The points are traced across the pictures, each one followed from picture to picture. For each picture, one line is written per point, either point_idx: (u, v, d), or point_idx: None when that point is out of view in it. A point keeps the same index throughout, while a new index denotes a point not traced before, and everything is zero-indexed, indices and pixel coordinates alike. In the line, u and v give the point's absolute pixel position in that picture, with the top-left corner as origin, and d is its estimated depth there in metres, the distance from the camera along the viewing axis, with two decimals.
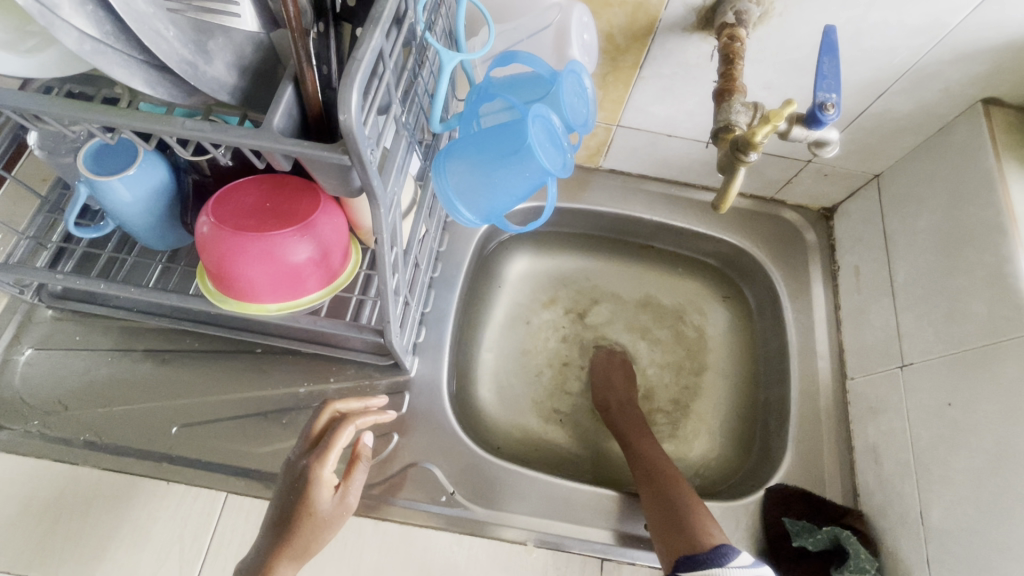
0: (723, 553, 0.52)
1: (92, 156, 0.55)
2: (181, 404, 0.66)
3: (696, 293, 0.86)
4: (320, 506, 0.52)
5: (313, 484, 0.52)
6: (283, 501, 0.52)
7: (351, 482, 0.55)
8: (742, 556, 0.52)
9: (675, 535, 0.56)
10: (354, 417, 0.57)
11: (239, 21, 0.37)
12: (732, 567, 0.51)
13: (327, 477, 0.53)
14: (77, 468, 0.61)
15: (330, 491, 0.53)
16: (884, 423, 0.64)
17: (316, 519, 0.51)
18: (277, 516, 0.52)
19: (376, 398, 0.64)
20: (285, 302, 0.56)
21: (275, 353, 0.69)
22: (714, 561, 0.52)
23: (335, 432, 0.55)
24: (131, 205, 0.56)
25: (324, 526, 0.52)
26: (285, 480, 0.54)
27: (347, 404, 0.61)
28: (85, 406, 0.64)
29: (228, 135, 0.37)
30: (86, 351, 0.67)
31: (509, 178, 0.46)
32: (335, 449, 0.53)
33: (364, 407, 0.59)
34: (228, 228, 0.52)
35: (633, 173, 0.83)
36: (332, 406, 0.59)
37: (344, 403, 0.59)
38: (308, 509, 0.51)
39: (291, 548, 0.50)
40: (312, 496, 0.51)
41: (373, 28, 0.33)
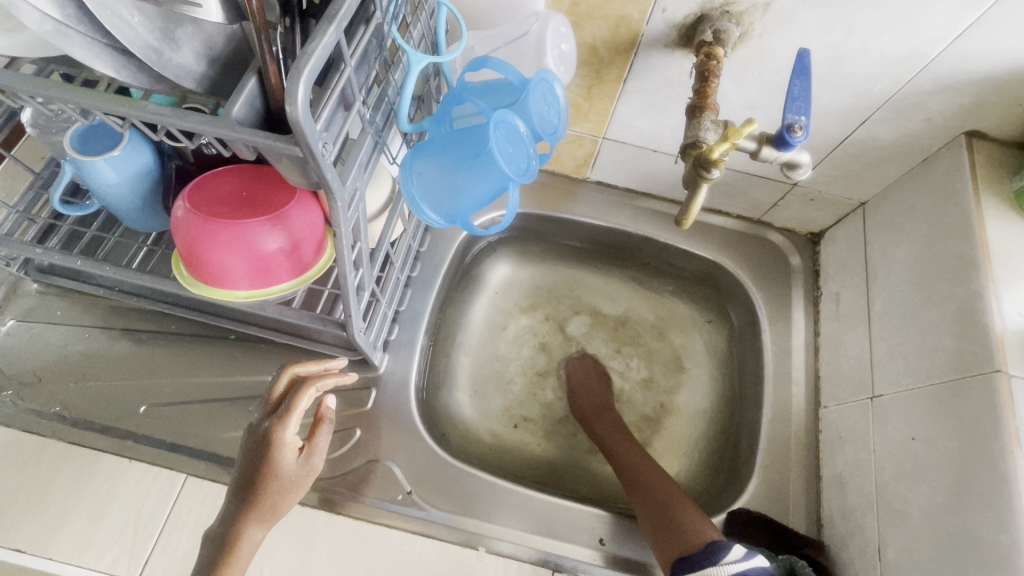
0: (716, 550, 0.54)
1: (80, 136, 0.56)
2: (153, 384, 0.67)
3: (677, 311, 0.86)
4: (285, 469, 0.52)
5: (276, 447, 0.52)
6: (246, 464, 0.52)
7: (316, 443, 0.56)
8: (735, 550, 0.53)
9: (665, 536, 0.58)
10: (315, 379, 0.57)
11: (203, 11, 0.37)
12: (728, 565, 0.52)
13: (289, 440, 0.53)
14: (44, 440, 0.62)
15: (294, 453, 0.53)
16: (851, 453, 0.63)
17: (282, 481, 0.52)
18: (242, 479, 0.52)
19: (338, 360, 0.63)
20: (254, 290, 0.57)
21: (249, 341, 0.70)
22: (707, 561, 0.53)
23: (296, 395, 0.54)
24: (116, 187, 0.58)
25: (291, 486, 0.53)
26: (247, 443, 0.53)
27: (306, 367, 0.60)
28: (59, 379, 0.66)
29: (187, 121, 0.37)
30: (66, 326, 0.69)
31: (472, 181, 0.47)
32: (296, 413, 0.53)
33: (326, 368, 0.58)
34: (201, 215, 0.53)
35: (620, 186, 0.83)
36: (292, 369, 0.58)
37: (306, 365, 0.58)
38: (272, 472, 0.52)
39: (258, 509, 0.52)
40: (275, 458, 0.52)
41: (328, 26, 0.35)
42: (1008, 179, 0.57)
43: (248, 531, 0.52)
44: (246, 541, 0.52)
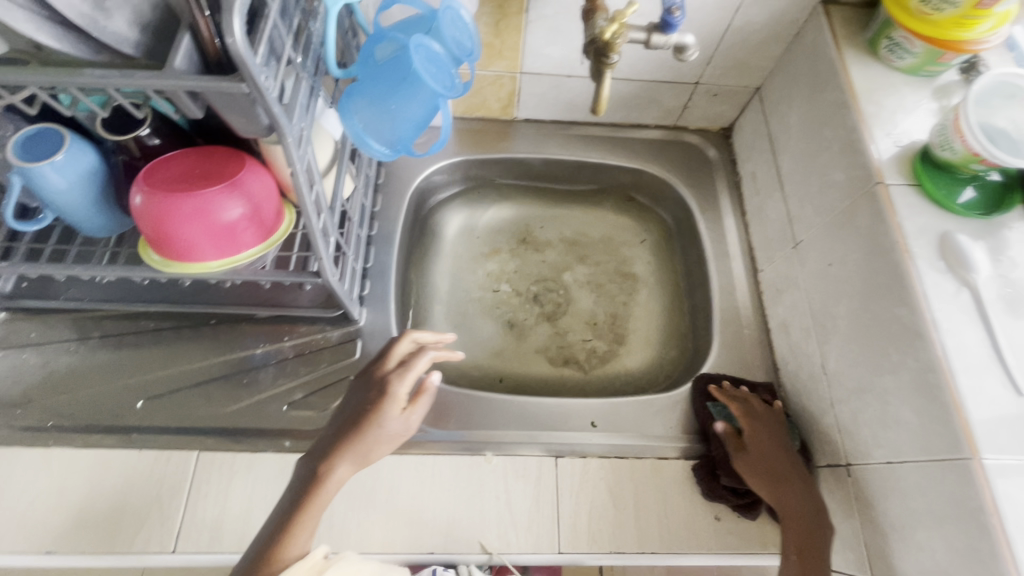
0: None
1: (21, 146, 0.58)
2: (143, 380, 0.69)
3: (618, 223, 0.94)
4: (388, 421, 0.57)
5: (387, 396, 0.58)
6: (356, 409, 0.58)
7: (416, 407, 0.60)
8: None
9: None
10: (432, 347, 0.63)
11: None
12: None
13: (399, 397, 0.58)
14: (49, 450, 0.64)
15: (399, 409, 0.58)
16: (789, 298, 0.72)
17: (382, 431, 0.57)
18: (349, 420, 0.58)
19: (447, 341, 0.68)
20: (224, 258, 0.61)
21: (229, 322, 0.73)
22: None
23: (414, 356, 0.60)
24: (67, 192, 0.60)
25: (382, 438, 0.57)
26: (363, 389, 0.60)
27: (422, 335, 0.66)
28: (49, 394, 0.67)
29: (133, 78, 0.41)
30: (43, 345, 0.70)
31: (407, 104, 0.52)
32: (412, 371, 0.59)
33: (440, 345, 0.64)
34: (160, 192, 0.56)
35: (546, 120, 0.90)
36: (410, 334, 0.64)
37: (423, 341, 0.65)
38: (378, 418, 0.57)
39: (352, 451, 0.56)
40: (387, 405, 0.57)
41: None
42: (861, 32, 0.66)
43: (337, 470, 0.55)
44: (334, 479, 0.55)
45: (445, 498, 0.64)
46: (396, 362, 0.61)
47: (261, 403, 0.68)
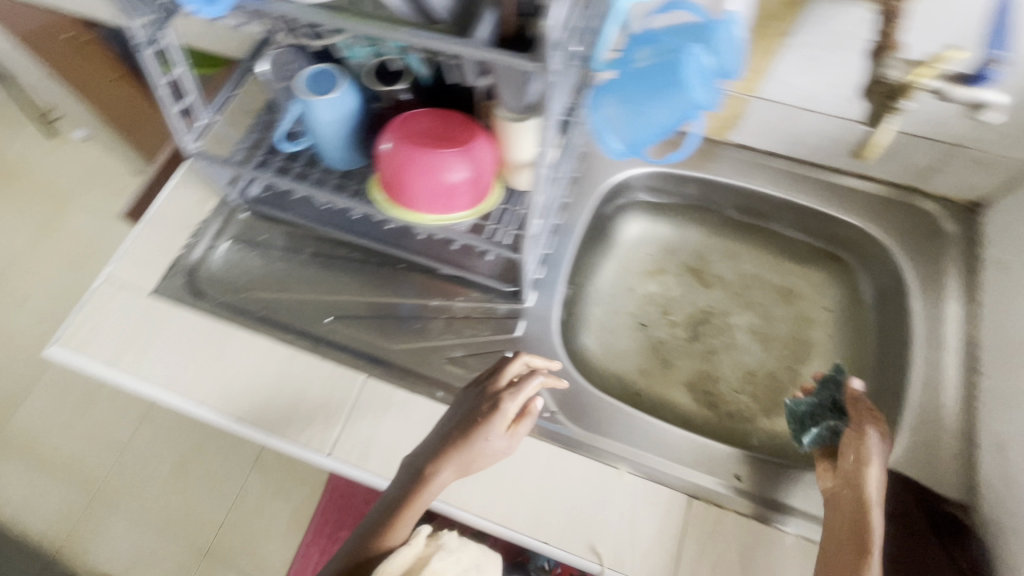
0: None
1: (309, 81, 0.68)
2: (335, 299, 0.78)
3: (807, 275, 0.86)
4: (492, 437, 0.60)
5: (496, 414, 0.60)
6: (465, 417, 0.62)
7: (520, 427, 0.61)
8: None
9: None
10: (542, 372, 0.63)
11: None
12: None
13: (506, 416, 0.60)
14: (257, 336, 0.75)
15: (504, 429, 0.60)
16: (1017, 416, 0.61)
17: (486, 446, 0.59)
18: (456, 426, 0.61)
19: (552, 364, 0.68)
20: (439, 214, 0.67)
21: (414, 270, 0.80)
22: None
23: (526, 380, 0.61)
24: (330, 127, 0.69)
25: (486, 453, 0.60)
26: (472, 401, 0.63)
27: (536, 360, 0.66)
28: (264, 289, 0.79)
29: (442, 42, 0.46)
30: (268, 247, 0.82)
31: (659, 111, 0.52)
32: (523, 393, 0.60)
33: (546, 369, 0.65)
34: (408, 143, 0.64)
35: (760, 149, 0.85)
36: (524, 357, 0.65)
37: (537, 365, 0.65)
38: (484, 432, 0.59)
39: (456, 458, 0.59)
40: (493, 423, 0.59)
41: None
42: None
43: (441, 473, 0.59)
44: (437, 480, 0.59)
45: (569, 496, 0.65)
46: (506, 383, 0.63)
47: (426, 350, 0.74)
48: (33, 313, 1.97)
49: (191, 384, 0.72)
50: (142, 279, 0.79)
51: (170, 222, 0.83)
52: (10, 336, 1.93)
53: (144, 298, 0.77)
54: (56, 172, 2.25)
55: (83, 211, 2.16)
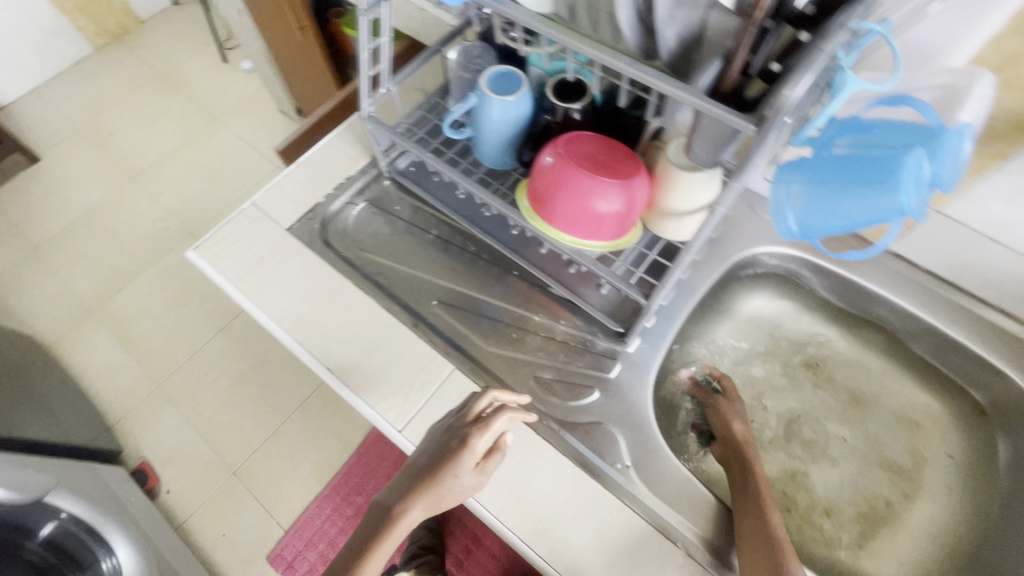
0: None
1: (492, 77, 0.70)
2: (445, 286, 0.80)
3: (927, 413, 0.80)
4: (462, 473, 0.59)
5: (465, 449, 0.59)
6: (434, 453, 0.60)
7: (489, 463, 0.61)
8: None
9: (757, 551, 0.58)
10: (510, 408, 0.63)
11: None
12: None
13: (475, 452, 0.59)
14: (366, 297, 0.78)
15: (472, 466, 0.59)
16: None
17: (455, 482, 0.59)
18: (425, 463, 0.60)
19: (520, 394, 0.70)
20: (578, 238, 0.68)
21: (527, 280, 0.80)
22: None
23: (495, 415, 0.61)
24: (497, 123, 0.72)
25: (453, 492, 0.59)
26: (442, 436, 0.62)
27: (504, 395, 0.65)
28: (384, 256, 0.82)
29: (660, 80, 0.46)
30: (398, 218, 0.85)
31: (858, 205, 0.49)
32: (491, 429, 0.60)
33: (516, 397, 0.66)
34: (570, 164, 0.64)
35: (919, 265, 0.78)
36: (492, 393, 0.64)
37: (512, 397, 0.66)
38: (453, 469, 0.59)
39: (424, 496, 0.58)
40: (460, 462, 0.59)
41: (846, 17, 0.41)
42: None
43: (410, 511, 0.58)
44: (406, 518, 0.58)
45: (621, 559, 0.62)
46: (475, 418, 0.62)
47: (517, 362, 0.74)
48: (163, 209, 2.19)
49: (297, 323, 0.76)
50: (284, 214, 0.85)
51: (322, 170, 0.89)
52: (139, 223, 2.15)
53: (280, 232, 0.83)
54: (218, 94, 2.49)
55: (229, 134, 2.38)
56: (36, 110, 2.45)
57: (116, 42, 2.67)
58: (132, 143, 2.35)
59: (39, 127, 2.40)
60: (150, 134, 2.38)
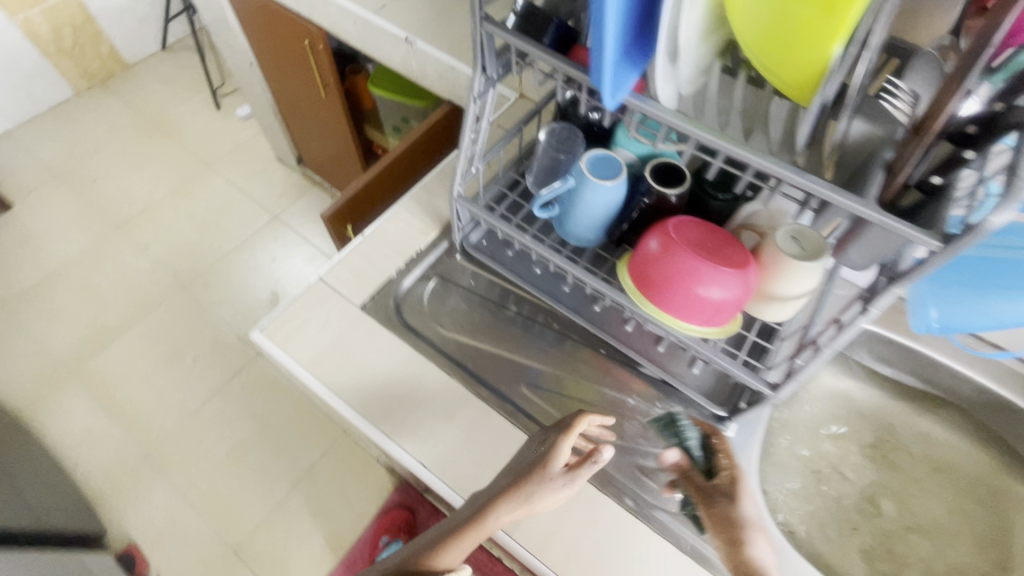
0: None
1: (591, 160, 0.71)
2: (532, 366, 0.78)
3: (997, 483, 0.83)
4: (552, 472, 0.59)
5: (552, 450, 0.60)
6: (527, 462, 0.62)
7: (580, 470, 0.59)
8: None
9: None
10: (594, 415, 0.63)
11: (894, 110, 0.49)
12: None
13: (561, 454, 0.59)
14: (452, 382, 0.75)
15: (561, 465, 0.59)
16: None
17: (543, 479, 0.58)
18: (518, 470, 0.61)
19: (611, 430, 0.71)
20: (700, 325, 0.66)
21: (615, 360, 0.79)
22: None
23: (577, 417, 0.61)
24: (593, 203, 0.72)
25: (546, 492, 0.59)
26: (535, 449, 0.63)
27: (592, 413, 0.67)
28: (465, 336, 0.79)
29: (827, 191, 0.47)
30: (475, 294, 0.83)
31: (1002, 303, 0.53)
32: (573, 430, 0.60)
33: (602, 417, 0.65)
34: (690, 252, 0.63)
35: (982, 340, 0.83)
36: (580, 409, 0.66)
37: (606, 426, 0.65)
38: (542, 467, 0.59)
39: (513, 494, 0.58)
40: (553, 464, 0.59)
41: (1012, 133, 0.43)
42: None
43: (498, 513, 0.58)
44: (493, 517, 0.58)
45: None
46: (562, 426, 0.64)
47: (615, 450, 0.74)
48: (152, 259, 2.07)
49: (383, 411, 0.72)
50: (356, 290, 0.81)
51: (388, 241, 0.86)
52: (125, 275, 2.02)
53: (354, 310, 0.79)
54: (210, 139, 2.42)
55: (222, 180, 2.30)
56: (9, 154, 2.30)
57: (99, 84, 2.57)
58: (117, 190, 2.23)
59: (13, 172, 2.25)
60: (136, 180, 2.27)
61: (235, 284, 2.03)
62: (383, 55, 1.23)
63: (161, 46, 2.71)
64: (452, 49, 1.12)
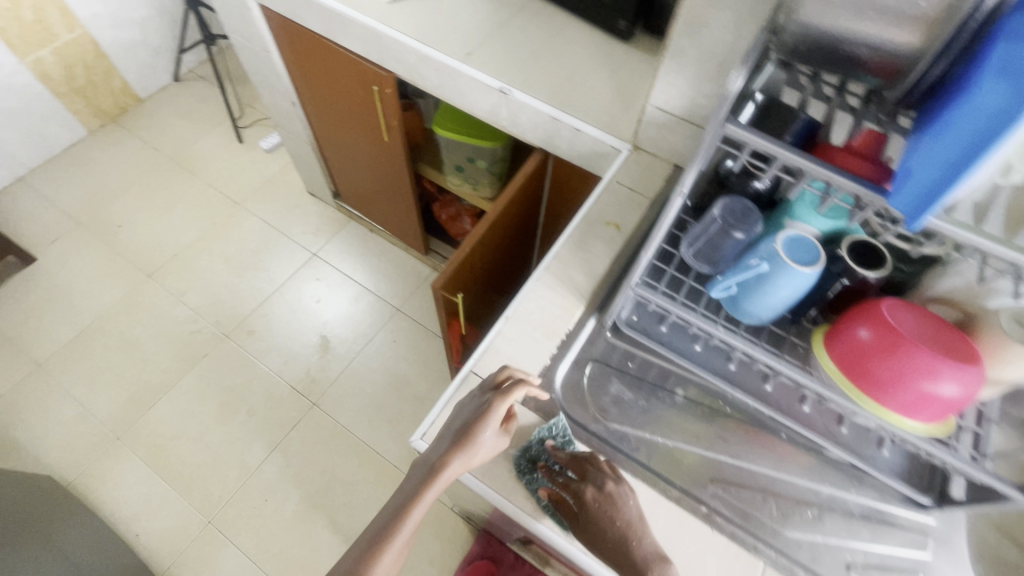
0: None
1: (786, 244, 0.67)
2: (715, 458, 0.73)
3: None
4: (484, 435, 0.66)
5: (490, 413, 0.66)
6: (467, 419, 0.68)
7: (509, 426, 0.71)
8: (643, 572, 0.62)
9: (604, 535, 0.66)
10: (529, 384, 0.70)
11: None
12: None
13: (497, 414, 0.66)
14: (640, 484, 0.69)
15: (491, 428, 0.67)
16: None
17: (481, 443, 0.66)
18: (461, 427, 0.67)
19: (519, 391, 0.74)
20: (924, 422, 0.62)
21: (797, 444, 0.74)
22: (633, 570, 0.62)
23: (517, 386, 0.68)
24: (785, 289, 0.67)
25: (482, 448, 0.66)
26: (474, 404, 0.70)
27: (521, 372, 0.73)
28: (638, 428, 0.74)
29: None
30: (636, 378, 0.78)
31: None
32: (508, 398, 0.67)
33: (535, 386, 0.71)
34: (926, 351, 0.58)
35: None
36: (510, 369, 0.72)
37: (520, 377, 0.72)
38: (479, 428, 0.66)
39: (458, 450, 0.65)
40: (487, 425, 0.66)
41: None
42: None
43: (450, 463, 0.65)
44: (448, 472, 0.65)
45: None
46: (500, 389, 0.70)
47: (821, 547, 0.68)
48: (190, 308, 1.98)
49: None
50: None
51: (535, 324, 0.81)
52: (164, 327, 1.93)
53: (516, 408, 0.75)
54: (237, 175, 2.33)
55: (254, 219, 2.21)
56: (27, 203, 2.19)
57: (114, 122, 2.46)
58: (145, 235, 2.14)
59: (32, 222, 2.14)
60: (164, 223, 2.17)
61: (281, 329, 1.95)
62: (468, 103, 1.17)
63: (174, 78, 2.61)
64: (551, 99, 1.06)
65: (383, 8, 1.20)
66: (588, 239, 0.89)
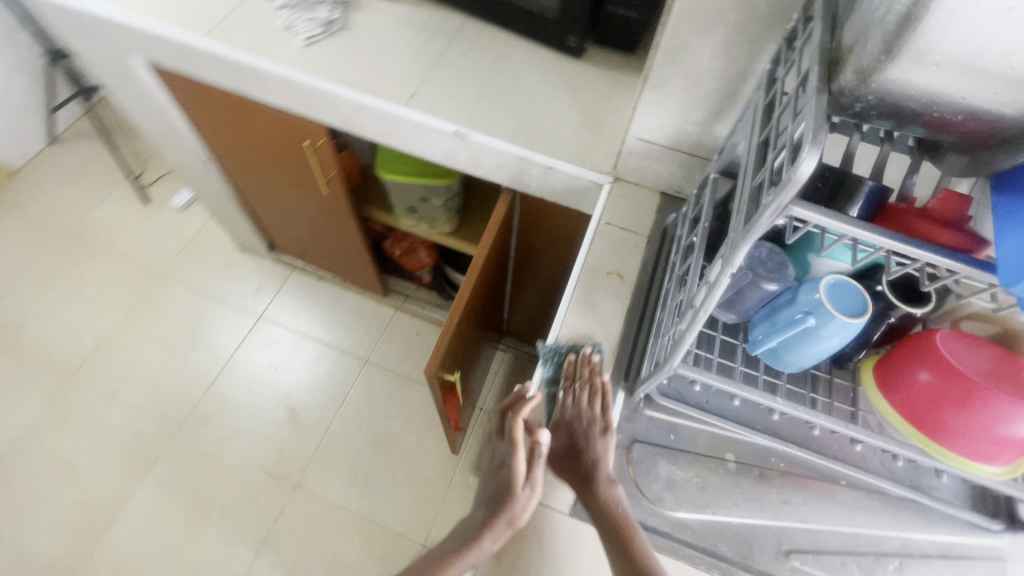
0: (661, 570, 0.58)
1: (829, 293, 0.60)
2: (784, 526, 0.67)
3: None
4: (514, 491, 0.63)
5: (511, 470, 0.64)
6: (493, 484, 0.66)
7: (535, 472, 0.65)
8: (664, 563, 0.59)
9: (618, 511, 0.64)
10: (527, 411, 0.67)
11: None
12: None
13: (519, 466, 0.64)
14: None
15: (518, 481, 0.63)
16: None
17: (512, 503, 0.63)
18: (490, 495, 0.65)
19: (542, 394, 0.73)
20: (1009, 464, 0.58)
21: (860, 488, 0.70)
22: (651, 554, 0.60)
23: (514, 425, 0.66)
24: (834, 339, 0.61)
25: (521, 509, 0.63)
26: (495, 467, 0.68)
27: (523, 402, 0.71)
28: (698, 510, 0.67)
29: None
30: (681, 451, 0.71)
31: None
32: (517, 445, 0.64)
33: (530, 398, 0.69)
34: (1002, 395, 0.54)
35: None
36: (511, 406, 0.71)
37: (517, 388, 0.72)
38: (506, 490, 0.63)
39: (494, 523, 0.62)
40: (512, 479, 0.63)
41: None
42: None
43: (482, 541, 0.62)
44: (480, 548, 0.61)
45: None
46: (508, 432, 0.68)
47: None
48: (128, 407, 1.73)
49: None
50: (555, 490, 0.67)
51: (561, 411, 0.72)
52: (102, 433, 1.69)
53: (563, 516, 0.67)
54: (151, 241, 2.06)
55: (182, 288, 1.96)
56: None
57: None
58: (54, 330, 1.85)
59: None
60: (75, 312, 1.89)
61: (241, 408, 1.76)
62: (419, 149, 1.04)
63: (50, 139, 2.26)
64: (515, 137, 0.96)
65: (299, 54, 1.04)
66: (594, 298, 0.81)
